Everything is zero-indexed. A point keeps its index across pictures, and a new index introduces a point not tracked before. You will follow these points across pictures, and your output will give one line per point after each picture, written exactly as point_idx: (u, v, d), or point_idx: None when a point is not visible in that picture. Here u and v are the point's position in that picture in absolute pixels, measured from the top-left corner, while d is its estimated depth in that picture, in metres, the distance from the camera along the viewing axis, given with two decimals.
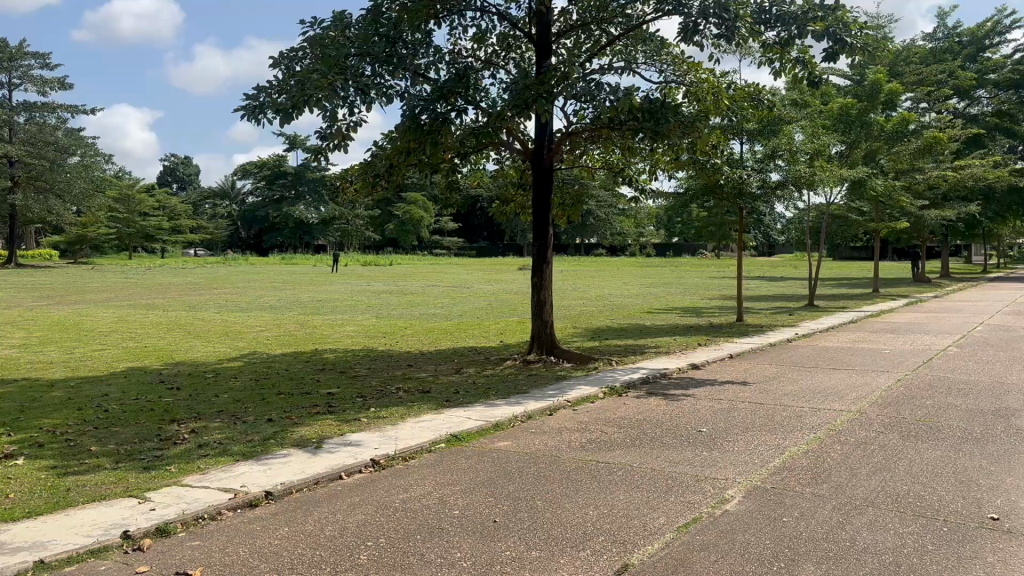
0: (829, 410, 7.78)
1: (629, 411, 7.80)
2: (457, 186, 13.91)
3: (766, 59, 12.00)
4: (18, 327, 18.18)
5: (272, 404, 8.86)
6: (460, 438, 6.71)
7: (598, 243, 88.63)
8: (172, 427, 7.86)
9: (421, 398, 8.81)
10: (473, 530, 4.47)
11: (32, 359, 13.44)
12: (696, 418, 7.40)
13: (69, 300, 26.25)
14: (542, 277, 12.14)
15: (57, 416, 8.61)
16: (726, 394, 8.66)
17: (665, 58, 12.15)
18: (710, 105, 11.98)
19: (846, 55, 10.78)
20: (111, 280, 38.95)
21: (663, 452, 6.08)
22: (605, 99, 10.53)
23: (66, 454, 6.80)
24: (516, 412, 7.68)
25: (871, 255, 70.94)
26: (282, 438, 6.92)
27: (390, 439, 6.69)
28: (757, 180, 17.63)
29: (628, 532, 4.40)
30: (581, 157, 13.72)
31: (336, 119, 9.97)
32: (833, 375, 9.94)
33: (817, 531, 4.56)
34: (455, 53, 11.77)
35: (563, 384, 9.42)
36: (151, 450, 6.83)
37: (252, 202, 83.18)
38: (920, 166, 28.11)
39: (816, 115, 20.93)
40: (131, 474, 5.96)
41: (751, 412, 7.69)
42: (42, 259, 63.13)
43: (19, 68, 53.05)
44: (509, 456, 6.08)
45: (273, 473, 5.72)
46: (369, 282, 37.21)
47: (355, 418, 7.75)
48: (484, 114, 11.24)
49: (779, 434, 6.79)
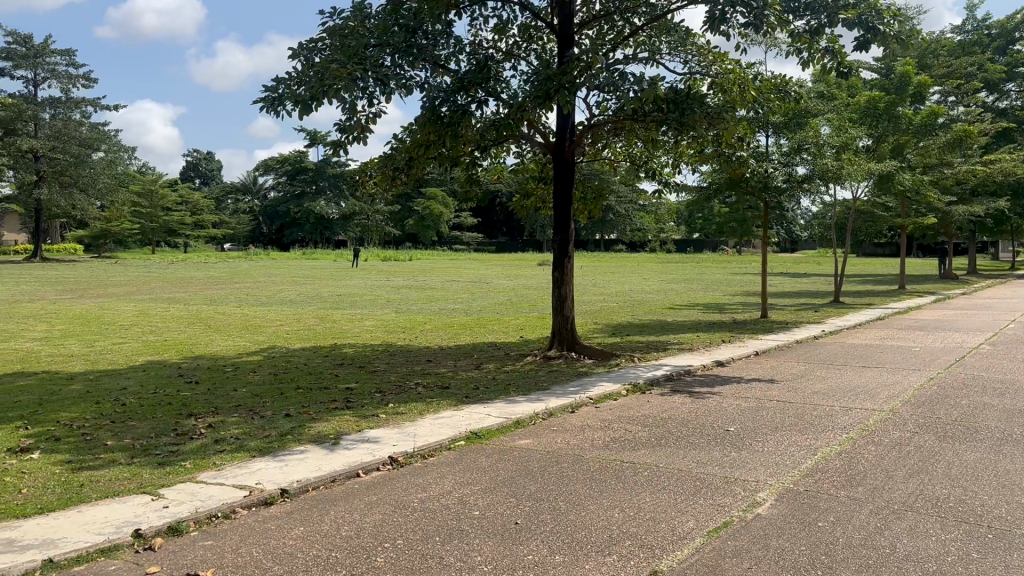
0: (860, 410, 7.54)
1: (654, 408, 7.59)
2: (477, 179, 13.73)
3: (793, 49, 11.73)
4: (41, 320, 18.24)
5: (290, 399, 8.75)
6: (479, 435, 6.53)
7: (619, 239, 88.14)
8: (189, 422, 7.75)
9: (441, 395, 8.66)
10: (494, 532, 4.31)
11: (53, 351, 13.45)
12: (723, 417, 7.19)
13: (92, 294, 26.38)
14: (563, 271, 11.95)
15: (74, 410, 8.55)
16: (753, 392, 8.43)
17: (690, 49, 11.91)
18: (736, 95, 11.71)
19: (877, 43, 10.51)
20: (134, 274, 39.15)
21: (690, 452, 5.88)
22: (629, 90, 10.34)
23: (81, 449, 6.70)
24: (537, 409, 7.49)
25: (895, 251, 70.06)
26: (299, 434, 6.78)
27: (409, 435, 6.53)
28: (783, 174, 17.28)
29: (656, 536, 4.21)
30: (604, 150, 13.49)
31: (355, 111, 9.83)
32: (861, 373, 9.68)
33: (854, 537, 4.35)
34: (476, 44, 11.58)
35: (585, 381, 9.21)
36: (166, 446, 6.71)
37: (274, 198, 83.57)
38: (948, 161, 27.60)
39: (844, 108, 20.56)
40: (145, 470, 5.85)
41: (780, 411, 7.47)
42: (66, 253, 63.75)
43: (46, 65, 53.66)
44: (531, 454, 5.90)
45: (289, 471, 5.58)
46: (389, 277, 37.15)
47: (373, 414, 7.60)
48: (505, 106, 11.04)
49: (810, 435, 6.56)
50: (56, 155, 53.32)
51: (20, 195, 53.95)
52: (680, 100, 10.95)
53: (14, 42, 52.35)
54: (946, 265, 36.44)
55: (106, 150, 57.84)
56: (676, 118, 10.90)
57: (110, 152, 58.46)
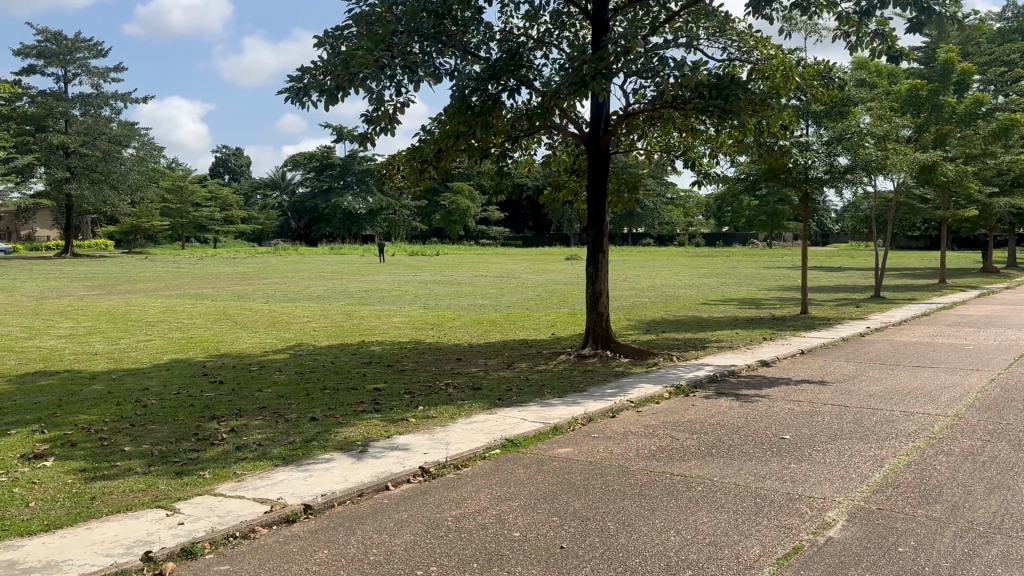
0: (923, 415, 7.00)
1: (700, 413, 7.12)
2: (507, 172, 13.28)
3: (840, 32, 11.15)
4: (67, 317, 18.14)
5: (316, 401, 8.40)
6: (515, 443, 6.09)
7: (647, 233, 87.20)
8: (211, 426, 7.41)
9: (473, 396, 8.26)
10: (537, 558, 3.88)
11: (76, 349, 13.30)
12: (777, 424, 6.69)
13: (120, 290, 26.33)
14: (598, 267, 11.46)
15: (94, 412, 8.28)
16: (804, 395, 7.92)
17: (730, 34, 11.36)
18: (780, 82, 11.17)
19: (932, 26, 9.88)
20: (163, 270, 39.22)
21: (746, 464, 5.42)
22: (669, 76, 9.84)
23: (97, 456, 6.41)
24: (576, 414, 7.04)
25: (929, 245, 68.58)
26: (325, 440, 6.41)
27: (440, 443, 6.12)
28: (824, 165, 16.62)
29: (718, 566, 3.77)
30: (639, 141, 12.98)
31: (382, 100, 9.45)
32: (916, 374, 9.13)
33: (942, 565, 3.86)
34: (507, 31, 11.14)
35: (624, 382, 8.78)
36: (185, 453, 6.38)
37: (302, 193, 83.87)
38: (993, 151, 26.62)
39: (885, 96, 19.86)
40: (162, 480, 5.50)
41: (837, 417, 6.97)
42: (98, 249, 64.50)
43: (76, 62, 53.97)
44: (572, 465, 5.45)
45: (314, 482, 5.19)
46: (417, 272, 36.91)
47: (402, 418, 7.19)
48: (538, 95, 10.59)
49: (874, 444, 6.06)
50: (86, 152, 53.68)
51: (52, 192, 54.64)
52: (722, 86, 10.45)
53: (45, 40, 52.75)
54: (987, 258, 35.45)
55: (137, 147, 58.36)
56: (719, 105, 10.41)
57: (140, 149, 59.06)
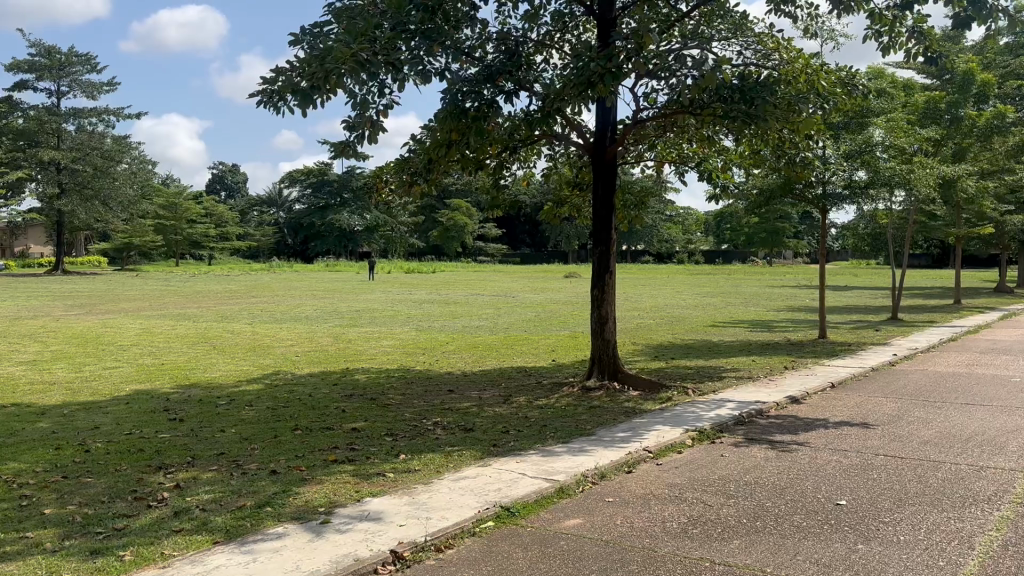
0: (999, 471, 5.88)
1: (733, 467, 6.01)
2: (505, 185, 12.24)
3: (870, 33, 10.15)
4: (35, 340, 16.91)
5: (284, 445, 7.29)
6: (513, 512, 4.97)
7: (647, 250, 86.19)
8: (156, 479, 6.30)
9: (462, 441, 7.13)
10: None
11: (34, 377, 12.19)
12: (826, 483, 5.58)
13: (99, 310, 25.02)
14: (605, 290, 10.39)
15: (24, 459, 7.14)
16: (848, 443, 6.80)
17: (750, 35, 10.30)
18: (806, 86, 10.07)
19: (982, 21, 8.81)
20: (151, 288, 38.06)
21: (804, 545, 4.33)
22: (686, 77, 8.78)
23: (6, 522, 5.28)
24: (585, 468, 5.93)
25: (930, 262, 67.98)
26: (283, 504, 5.29)
27: (420, 509, 5.01)
28: (842, 180, 15.53)
29: None
30: (647, 153, 11.91)
31: (361, 100, 8.41)
32: (969, 414, 8.00)
33: None
34: (505, 32, 10.11)
35: (637, 424, 7.64)
36: (113, 519, 5.26)
37: (299, 211, 82.96)
38: (1011, 167, 25.51)
39: (901, 106, 18.74)
40: (67, 565, 4.36)
41: (896, 473, 5.84)
42: (91, 267, 63.30)
43: (69, 76, 53.24)
44: (584, 547, 4.34)
45: (257, 571, 4.08)
46: (411, 291, 35.86)
47: (377, 472, 6.07)
48: (540, 100, 9.51)
49: (952, 513, 4.93)
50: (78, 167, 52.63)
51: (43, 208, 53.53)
52: (746, 89, 9.37)
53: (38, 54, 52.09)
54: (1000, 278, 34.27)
55: (129, 163, 57.39)
56: (742, 110, 9.32)
57: (133, 164, 58.11)
